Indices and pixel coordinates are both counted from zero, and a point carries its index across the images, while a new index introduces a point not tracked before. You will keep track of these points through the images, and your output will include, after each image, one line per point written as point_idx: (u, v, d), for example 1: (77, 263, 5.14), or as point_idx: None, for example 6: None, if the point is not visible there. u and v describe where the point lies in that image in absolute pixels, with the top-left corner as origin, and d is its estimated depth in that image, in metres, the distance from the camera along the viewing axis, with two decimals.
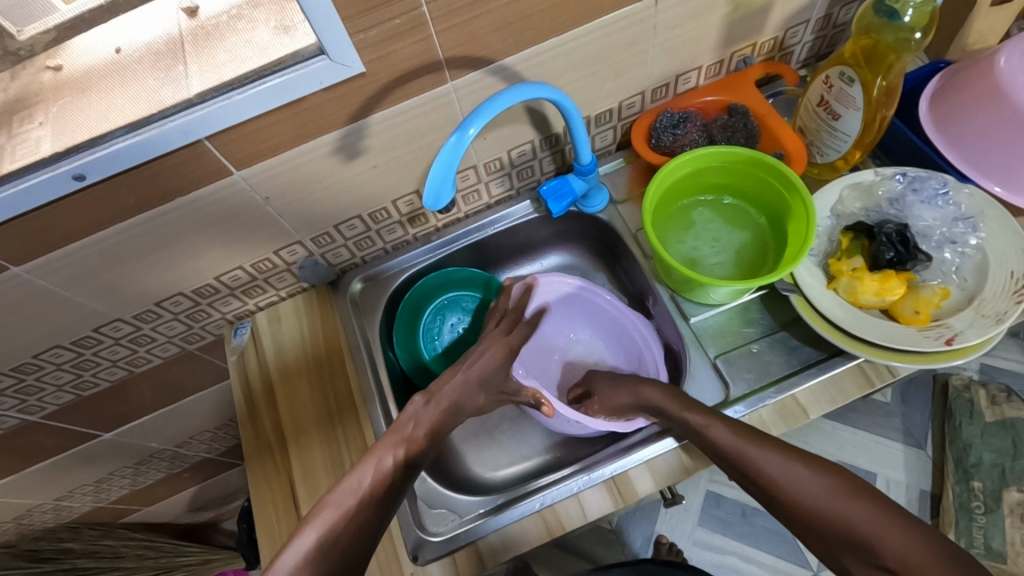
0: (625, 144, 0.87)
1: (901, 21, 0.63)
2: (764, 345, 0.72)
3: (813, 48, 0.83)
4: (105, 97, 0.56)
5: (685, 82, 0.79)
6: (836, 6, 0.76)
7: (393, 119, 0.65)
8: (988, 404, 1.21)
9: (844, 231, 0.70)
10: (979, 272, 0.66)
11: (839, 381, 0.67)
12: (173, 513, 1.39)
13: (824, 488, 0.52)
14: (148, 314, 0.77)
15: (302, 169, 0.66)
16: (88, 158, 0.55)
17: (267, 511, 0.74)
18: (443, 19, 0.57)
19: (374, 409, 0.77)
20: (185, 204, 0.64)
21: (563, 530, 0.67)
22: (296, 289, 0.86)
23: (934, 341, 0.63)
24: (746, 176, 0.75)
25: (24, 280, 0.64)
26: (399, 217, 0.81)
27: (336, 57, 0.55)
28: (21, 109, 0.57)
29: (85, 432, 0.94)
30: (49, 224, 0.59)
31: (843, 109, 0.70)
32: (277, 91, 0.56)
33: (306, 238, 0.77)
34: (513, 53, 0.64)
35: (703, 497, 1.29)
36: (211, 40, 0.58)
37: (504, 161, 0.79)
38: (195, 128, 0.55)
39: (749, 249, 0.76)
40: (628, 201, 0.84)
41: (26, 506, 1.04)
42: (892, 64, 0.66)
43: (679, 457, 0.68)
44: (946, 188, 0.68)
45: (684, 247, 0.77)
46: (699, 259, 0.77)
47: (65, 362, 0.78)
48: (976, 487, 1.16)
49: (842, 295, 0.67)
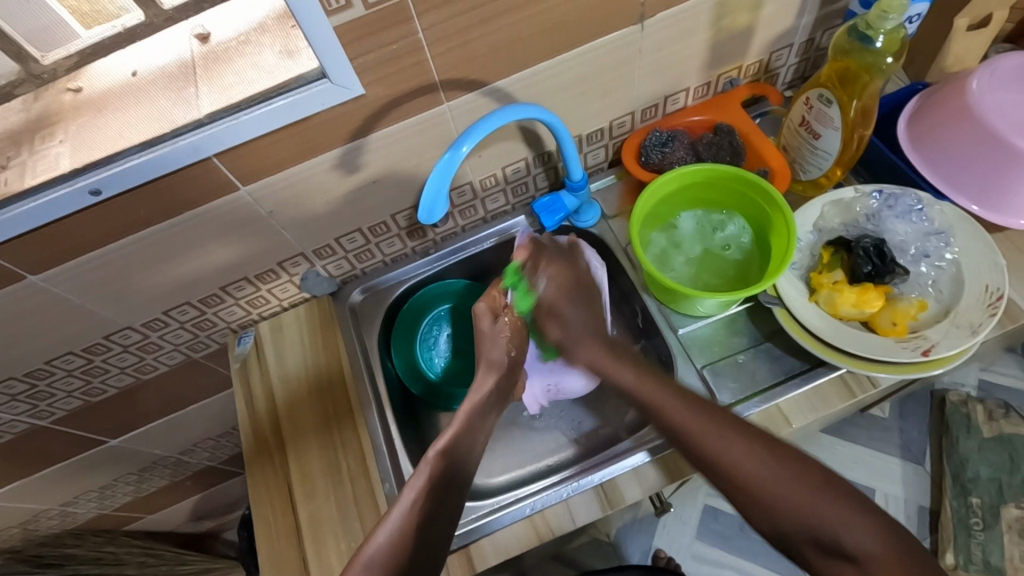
0: (617, 161, 0.90)
1: (874, 46, 0.67)
2: (750, 355, 0.74)
3: (798, 71, 0.86)
4: (122, 116, 0.60)
5: (673, 103, 0.83)
6: (817, 31, 0.79)
7: (390, 138, 0.69)
8: (986, 419, 1.22)
9: (824, 245, 0.73)
10: (954, 285, 0.69)
11: (821, 391, 0.69)
12: (174, 523, 1.41)
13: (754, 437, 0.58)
14: (155, 322, 0.80)
15: (304, 184, 0.70)
16: (103, 173, 0.58)
17: (265, 513, 0.76)
18: (439, 44, 0.61)
19: (387, 486, 0.75)
20: (194, 217, 0.67)
21: (552, 535, 0.69)
22: (298, 299, 0.89)
23: (912, 352, 0.65)
24: (730, 193, 0.77)
25: (40, 288, 0.67)
26: (398, 230, 0.84)
27: (337, 79, 0.59)
28: (43, 127, 0.61)
29: (92, 438, 0.96)
30: (66, 236, 0.62)
31: (822, 128, 0.73)
32: (282, 111, 0.59)
33: (308, 251, 0.80)
34: (506, 76, 0.68)
35: (701, 512, 1.29)
36: (220, 63, 0.61)
37: (499, 177, 0.83)
38: (204, 146, 0.59)
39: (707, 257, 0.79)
40: (619, 216, 0.87)
41: (31, 511, 1.06)
42: (866, 84, 0.69)
43: (665, 464, 0.70)
44: (921, 204, 0.71)
45: (677, 231, 0.80)
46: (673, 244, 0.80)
47: (76, 369, 0.81)
48: (974, 503, 1.16)
49: (822, 307, 0.70)
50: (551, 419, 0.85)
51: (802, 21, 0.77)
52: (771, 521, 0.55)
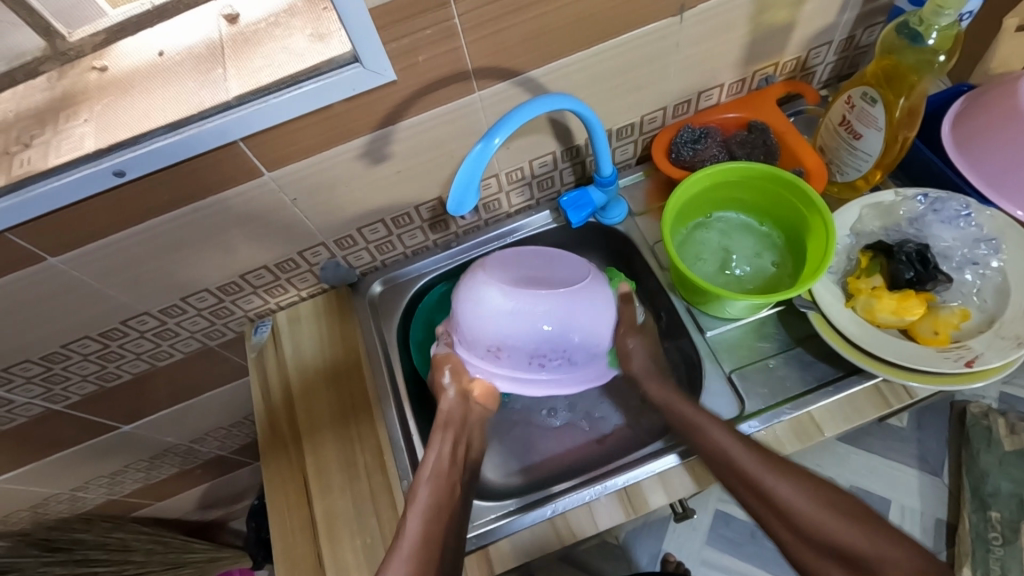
0: (645, 158, 0.88)
1: (925, 44, 0.64)
2: (780, 361, 0.72)
3: (835, 69, 0.84)
4: (148, 96, 0.59)
5: (706, 99, 0.80)
6: (858, 28, 0.77)
7: (419, 126, 0.67)
8: (1008, 433, 1.19)
9: (863, 249, 0.71)
10: (999, 295, 0.67)
11: (855, 400, 0.67)
12: (182, 510, 1.40)
13: (792, 491, 0.62)
14: (173, 309, 0.79)
15: (328, 172, 0.68)
16: (128, 154, 0.57)
17: (279, 505, 0.75)
18: (474, 31, 0.59)
19: (405, 483, 0.73)
20: (216, 202, 0.66)
21: (573, 539, 0.67)
22: (317, 289, 0.88)
23: (954, 362, 0.63)
24: (766, 193, 0.75)
25: (59, 270, 0.66)
26: (421, 223, 0.82)
27: (368, 64, 0.57)
28: (67, 107, 0.59)
29: (104, 423, 0.95)
30: (88, 217, 0.61)
31: (864, 129, 0.71)
32: (310, 96, 0.58)
33: (329, 240, 0.79)
34: (538, 66, 0.66)
35: (712, 517, 1.27)
36: (249, 45, 0.60)
37: (525, 171, 0.81)
38: (231, 130, 0.58)
39: (746, 254, 0.77)
40: (646, 214, 0.85)
41: (41, 495, 1.05)
42: (914, 84, 0.67)
43: (692, 470, 0.68)
44: (968, 210, 0.68)
45: (725, 224, 0.79)
46: (722, 235, 0.79)
47: (92, 353, 0.80)
48: (993, 518, 1.13)
49: (859, 313, 0.68)
50: (568, 416, 0.83)
51: (844, 17, 0.74)
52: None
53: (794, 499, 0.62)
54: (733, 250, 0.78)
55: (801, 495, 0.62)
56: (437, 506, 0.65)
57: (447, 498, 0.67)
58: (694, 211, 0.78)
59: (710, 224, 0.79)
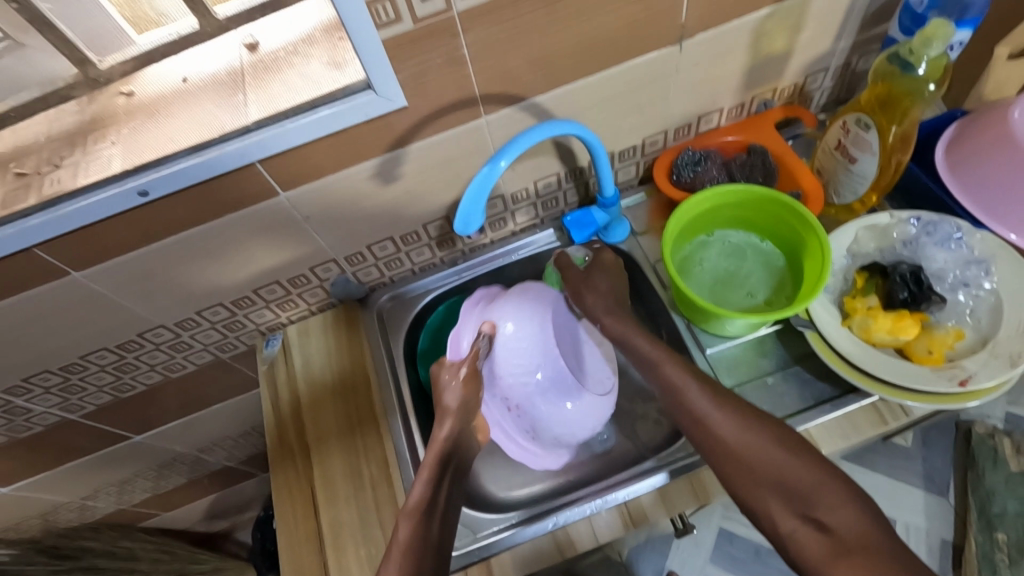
0: (647, 178, 0.90)
1: (915, 73, 0.67)
2: (779, 378, 0.73)
3: (832, 94, 0.86)
4: (172, 119, 0.62)
5: (706, 122, 0.83)
6: (854, 55, 0.79)
7: (428, 148, 0.70)
8: (1014, 453, 1.17)
9: (858, 270, 0.73)
10: (993, 315, 0.68)
11: (852, 417, 0.69)
12: (189, 520, 1.42)
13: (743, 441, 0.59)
14: (188, 322, 0.81)
15: (340, 192, 0.71)
16: (152, 175, 0.60)
17: (287, 515, 0.76)
18: (482, 59, 0.62)
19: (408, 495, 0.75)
20: (235, 218, 0.68)
21: (574, 551, 0.69)
22: (326, 304, 0.90)
23: (949, 381, 0.64)
24: (765, 215, 0.77)
25: (81, 284, 0.69)
26: (428, 240, 0.85)
27: (381, 91, 0.60)
28: (96, 129, 0.63)
29: (116, 433, 0.98)
30: (111, 234, 0.64)
31: (859, 153, 0.73)
32: (326, 121, 0.61)
33: (341, 257, 0.81)
34: (544, 92, 0.69)
35: (716, 533, 1.27)
36: (268, 73, 0.63)
37: (530, 191, 0.83)
38: (250, 152, 0.61)
39: (752, 277, 0.79)
40: (648, 233, 0.87)
41: (53, 503, 1.07)
42: (907, 110, 0.69)
43: (690, 484, 0.70)
44: (959, 232, 0.70)
45: (728, 244, 0.81)
46: (730, 256, 0.81)
47: (109, 364, 0.83)
48: (1000, 539, 1.11)
49: (856, 332, 0.69)
50: None
51: (840, 44, 0.77)
52: (775, 525, 0.55)
53: (730, 453, 0.59)
54: (738, 271, 0.79)
55: (742, 433, 0.59)
56: (420, 543, 0.59)
57: (432, 535, 0.61)
58: (699, 227, 0.81)
59: (716, 244, 0.81)
